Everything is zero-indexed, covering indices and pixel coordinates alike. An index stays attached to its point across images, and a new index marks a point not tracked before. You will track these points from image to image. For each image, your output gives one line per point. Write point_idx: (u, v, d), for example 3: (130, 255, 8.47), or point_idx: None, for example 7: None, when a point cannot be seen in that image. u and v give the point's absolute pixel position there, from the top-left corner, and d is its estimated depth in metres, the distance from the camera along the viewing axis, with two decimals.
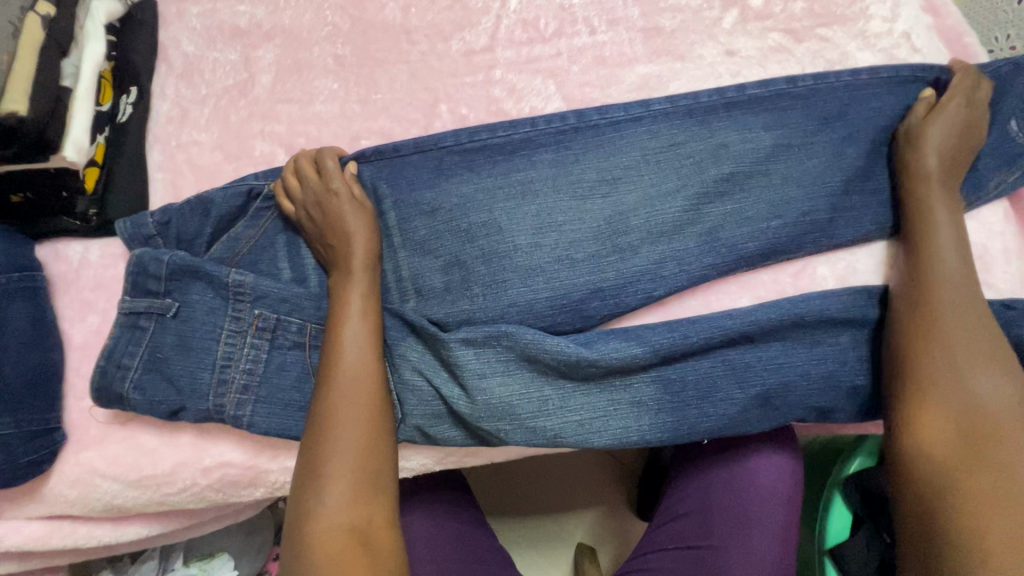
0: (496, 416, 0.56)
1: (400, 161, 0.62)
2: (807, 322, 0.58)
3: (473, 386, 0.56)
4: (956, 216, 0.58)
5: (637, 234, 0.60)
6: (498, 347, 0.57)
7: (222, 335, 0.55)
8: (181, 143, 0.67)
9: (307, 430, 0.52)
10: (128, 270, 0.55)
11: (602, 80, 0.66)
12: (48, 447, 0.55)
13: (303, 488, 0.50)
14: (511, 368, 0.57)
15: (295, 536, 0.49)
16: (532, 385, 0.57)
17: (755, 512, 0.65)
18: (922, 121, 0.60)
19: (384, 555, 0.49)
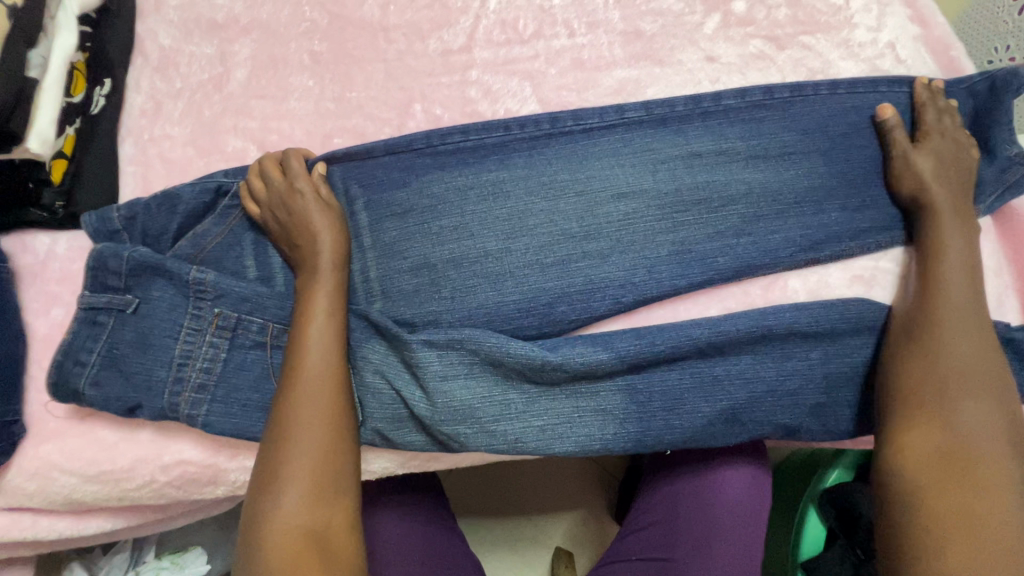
0: (457, 420, 0.53)
1: (370, 163, 0.61)
2: (776, 337, 0.57)
3: (435, 389, 0.53)
4: (969, 232, 0.57)
5: (608, 239, 0.59)
6: (462, 350, 0.54)
7: (181, 333, 0.54)
8: (154, 137, 0.66)
9: (267, 431, 0.52)
10: (87, 264, 0.55)
11: (579, 83, 0.65)
12: (6, 440, 0.55)
13: (260, 490, 0.49)
14: (474, 371, 0.54)
15: (250, 538, 0.48)
16: (495, 390, 0.54)
17: (721, 525, 0.65)
18: (910, 150, 0.60)
19: (339, 560, 0.48)
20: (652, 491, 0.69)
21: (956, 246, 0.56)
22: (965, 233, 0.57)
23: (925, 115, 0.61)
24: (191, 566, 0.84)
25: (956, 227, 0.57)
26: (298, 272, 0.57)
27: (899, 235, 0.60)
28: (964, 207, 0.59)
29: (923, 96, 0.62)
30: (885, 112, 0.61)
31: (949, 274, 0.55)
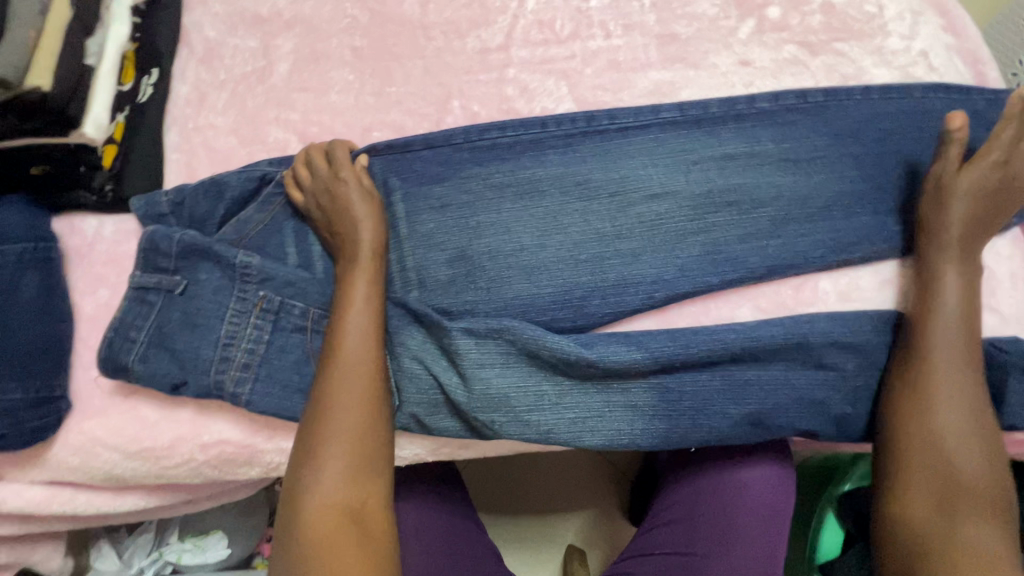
0: (492, 408, 0.55)
1: (409, 156, 0.63)
2: (810, 340, 0.57)
3: (473, 376, 0.55)
4: (970, 276, 0.57)
5: (640, 238, 0.60)
6: (499, 340, 0.55)
7: (227, 314, 0.56)
8: (198, 127, 0.68)
9: (307, 410, 0.53)
10: (140, 245, 0.57)
11: (614, 84, 0.66)
12: (53, 415, 0.56)
13: (300, 467, 0.51)
14: (510, 361, 0.56)
15: (289, 512, 0.50)
16: (529, 380, 0.55)
17: (743, 521, 0.65)
18: (958, 170, 0.58)
19: (376, 536, 0.50)
20: (670, 494, 0.70)
21: (953, 288, 0.56)
22: (965, 275, 0.57)
23: (1003, 135, 0.58)
24: (212, 549, 0.88)
25: (960, 261, 0.57)
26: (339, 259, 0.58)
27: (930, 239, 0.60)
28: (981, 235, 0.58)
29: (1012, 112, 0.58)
30: (953, 122, 0.58)
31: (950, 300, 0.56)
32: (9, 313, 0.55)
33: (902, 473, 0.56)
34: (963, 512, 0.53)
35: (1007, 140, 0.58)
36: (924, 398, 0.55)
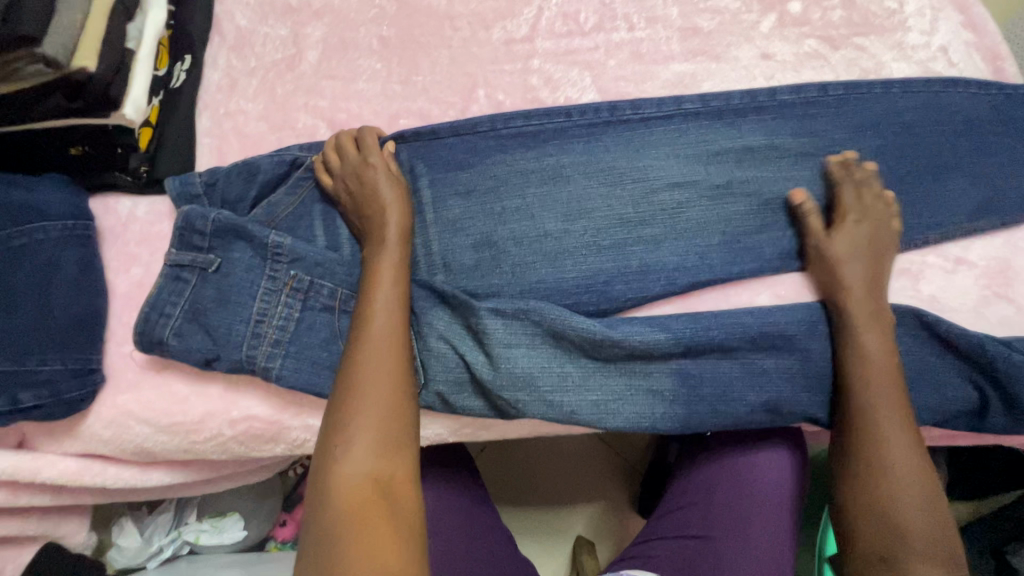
0: (516, 387, 0.56)
1: (436, 143, 0.65)
2: (823, 328, 0.59)
3: (499, 356, 0.56)
4: (886, 333, 0.56)
5: (662, 226, 0.61)
6: (525, 321, 0.57)
7: (259, 293, 0.58)
8: (229, 112, 0.69)
9: (335, 388, 0.54)
10: (176, 225, 0.59)
11: (637, 75, 0.67)
12: (89, 387, 0.57)
13: (328, 439, 0.51)
14: (535, 342, 0.57)
15: (317, 487, 0.49)
16: (554, 361, 0.57)
17: (757, 507, 0.67)
18: (826, 237, 0.59)
19: (405, 510, 0.49)
20: (684, 482, 0.71)
21: (876, 349, 0.55)
22: (881, 331, 0.56)
23: (843, 199, 0.60)
24: (229, 530, 0.89)
25: (879, 306, 0.57)
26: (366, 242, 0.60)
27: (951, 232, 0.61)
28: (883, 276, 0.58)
29: (838, 175, 0.61)
30: (797, 196, 0.60)
31: (873, 340, 0.56)
32: (49, 287, 0.56)
33: (851, 519, 0.55)
34: (913, 553, 0.51)
35: (852, 205, 0.60)
36: (858, 451, 0.55)
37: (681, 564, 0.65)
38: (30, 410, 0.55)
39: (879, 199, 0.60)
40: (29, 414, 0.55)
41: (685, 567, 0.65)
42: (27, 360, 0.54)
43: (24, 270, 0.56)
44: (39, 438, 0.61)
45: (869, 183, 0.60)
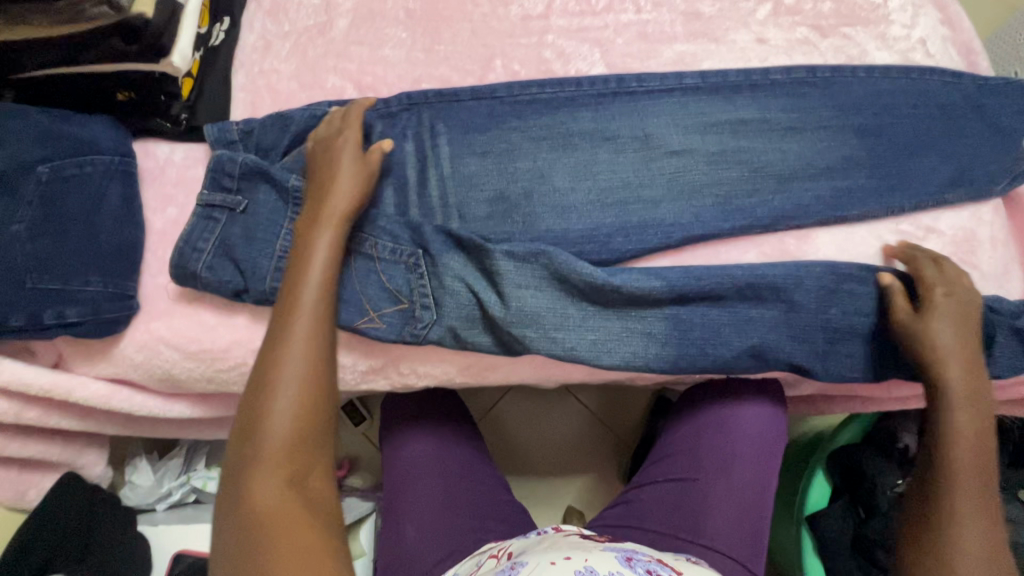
0: (524, 323, 0.61)
1: (456, 105, 0.70)
2: (807, 285, 0.63)
3: (510, 295, 0.61)
4: (979, 410, 0.61)
5: (661, 188, 0.67)
6: (536, 264, 0.62)
7: (282, 232, 0.63)
8: (263, 70, 0.74)
9: (256, 369, 0.53)
10: (208, 166, 0.64)
11: (642, 52, 0.73)
12: (125, 311, 0.62)
13: (247, 423, 0.51)
14: (543, 285, 0.62)
15: (234, 470, 0.49)
16: (558, 303, 0.62)
17: (739, 454, 0.72)
18: (921, 318, 0.62)
19: (317, 497, 0.49)
20: (672, 433, 0.76)
21: (965, 424, 0.60)
22: (971, 412, 0.61)
23: (928, 273, 0.62)
24: None
25: (966, 387, 0.61)
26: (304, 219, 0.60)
27: (922, 204, 0.67)
28: (975, 359, 0.62)
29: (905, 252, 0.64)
30: (882, 278, 0.64)
31: (959, 416, 0.61)
32: (96, 215, 0.61)
33: None
34: None
35: (938, 279, 0.62)
36: (934, 520, 0.59)
37: (669, 507, 0.71)
38: (73, 326, 0.59)
39: (966, 280, 0.63)
40: (72, 329, 0.59)
41: (673, 509, 0.70)
42: (73, 280, 0.59)
43: (75, 198, 0.61)
44: (74, 360, 0.65)
45: (945, 261, 0.63)
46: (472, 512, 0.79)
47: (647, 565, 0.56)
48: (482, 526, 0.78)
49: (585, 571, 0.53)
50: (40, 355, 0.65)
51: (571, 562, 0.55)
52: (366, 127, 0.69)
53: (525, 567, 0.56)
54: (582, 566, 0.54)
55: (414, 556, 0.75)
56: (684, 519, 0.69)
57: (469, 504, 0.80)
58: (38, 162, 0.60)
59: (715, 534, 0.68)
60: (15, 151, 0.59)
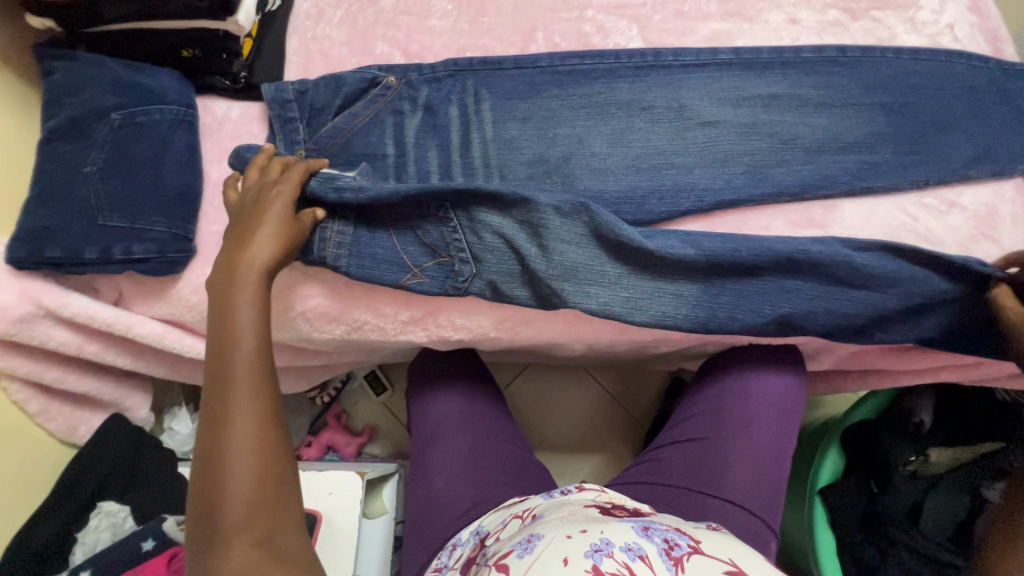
0: (562, 276, 0.64)
1: (500, 73, 0.74)
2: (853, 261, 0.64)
3: (552, 248, 0.64)
4: None
5: (694, 156, 0.70)
6: (579, 220, 0.65)
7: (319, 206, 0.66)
8: (316, 36, 0.78)
9: (201, 436, 0.50)
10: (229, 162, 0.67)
11: (678, 30, 0.76)
12: (185, 252, 0.65)
13: (202, 494, 0.48)
14: (583, 242, 0.65)
15: (201, 544, 0.46)
16: (596, 258, 0.65)
17: (757, 416, 0.76)
18: None
19: (288, 546, 0.47)
20: (693, 398, 0.80)
21: None
22: None
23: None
24: None
25: None
26: (220, 278, 0.57)
27: (946, 179, 0.69)
28: None
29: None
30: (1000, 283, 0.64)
31: None
32: (161, 160, 0.65)
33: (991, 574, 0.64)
34: None
35: None
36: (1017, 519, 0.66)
37: (689, 463, 0.74)
38: (138, 261, 0.63)
39: None
40: (137, 264, 0.63)
41: (692, 465, 0.74)
42: (142, 219, 0.63)
43: (143, 144, 0.65)
44: (133, 298, 0.69)
45: None
46: (497, 467, 0.82)
47: (665, 535, 0.51)
48: (507, 482, 0.80)
49: (601, 543, 0.48)
50: (103, 292, 0.69)
51: (587, 535, 0.49)
52: (413, 91, 0.73)
53: (540, 541, 0.50)
54: (598, 538, 0.48)
55: (440, 505, 0.78)
56: (702, 474, 0.73)
57: (494, 460, 0.82)
58: (111, 109, 0.65)
59: (731, 487, 0.71)
60: (88, 95, 0.65)
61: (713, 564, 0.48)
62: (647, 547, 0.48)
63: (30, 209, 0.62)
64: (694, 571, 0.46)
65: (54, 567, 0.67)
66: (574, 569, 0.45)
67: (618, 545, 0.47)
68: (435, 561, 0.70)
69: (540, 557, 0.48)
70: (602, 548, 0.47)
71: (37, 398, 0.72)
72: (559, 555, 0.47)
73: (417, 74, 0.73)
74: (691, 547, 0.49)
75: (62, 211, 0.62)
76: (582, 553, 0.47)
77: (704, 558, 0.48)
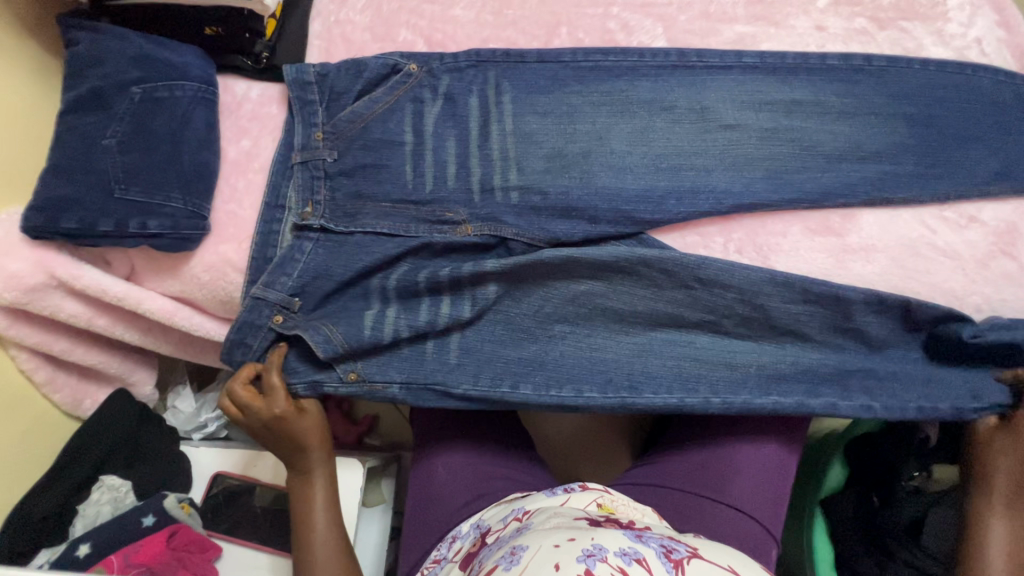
0: (555, 365, 0.69)
1: (522, 67, 0.73)
2: (840, 372, 0.68)
3: (555, 343, 0.69)
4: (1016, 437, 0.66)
5: (714, 158, 0.69)
6: (562, 389, 0.68)
7: (317, 325, 0.66)
8: (338, 20, 0.78)
9: None
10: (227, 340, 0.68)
11: (703, 31, 0.75)
12: (198, 230, 0.65)
13: None
14: (582, 348, 0.69)
15: None
16: (593, 359, 0.69)
17: (764, 425, 0.75)
18: (991, 437, 0.68)
19: None
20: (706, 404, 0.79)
21: (1003, 467, 0.67)
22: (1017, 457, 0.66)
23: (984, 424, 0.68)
24: None
25: (1007, 456, 0.67)
26: (293, 472, 0.69)
27: (965, 193, 0.69)
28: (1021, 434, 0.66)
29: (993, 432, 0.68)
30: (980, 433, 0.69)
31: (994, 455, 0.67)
32: (180, 136, 0.65)
33: None
34: None
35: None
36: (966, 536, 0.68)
37: (695, 470, 0.74)
38: (154, 237, 0.64)
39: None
40: (151, 239, 0.64)
41: (698, 473, 0.74)
42: (157, 194, 0.63)
43: (163, 119, 0.65)
44: (145, 274, 0.69)
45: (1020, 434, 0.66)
46: (501, 462, 0.82)
47: (662, 541, 0.50)
48: (509, 477, 0.80)
49: (594, 548, 0.47)
50: (115, 266, 0.69)
51: (577, 542, 0.48)
52: (434, 80, 0.73)
53: (526, 553, 0.49)
54: (590, 544, 0.47)
55: (442, 496, 0.78)
56: (706, 479, 0.73)
57: (498, 454, 0.83)
58: (133, 82, 0.65)
59: (735, 493, 0.72)
60: (111, 68, 0.65)
61: (712, 570, 0.47)
62: (644, 550, 0.48)
63: (48, 178, 0.62)
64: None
65: (54, 536, 0.68)
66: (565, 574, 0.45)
67: (612, 550, 0.47)
68: (433, 554, 0.70)
69: (529, 567, 0.47)
70: (596, 552, 0.46)
71: (44, 367, 0.71)
72: (550, 561, 0.47)
73: (438, 63, 0.73)
74: (690, 552, 0.49)
75: (79, 182, 0.62)
76: (574, 558, 0.46)
77: (705, 562, 0.48)
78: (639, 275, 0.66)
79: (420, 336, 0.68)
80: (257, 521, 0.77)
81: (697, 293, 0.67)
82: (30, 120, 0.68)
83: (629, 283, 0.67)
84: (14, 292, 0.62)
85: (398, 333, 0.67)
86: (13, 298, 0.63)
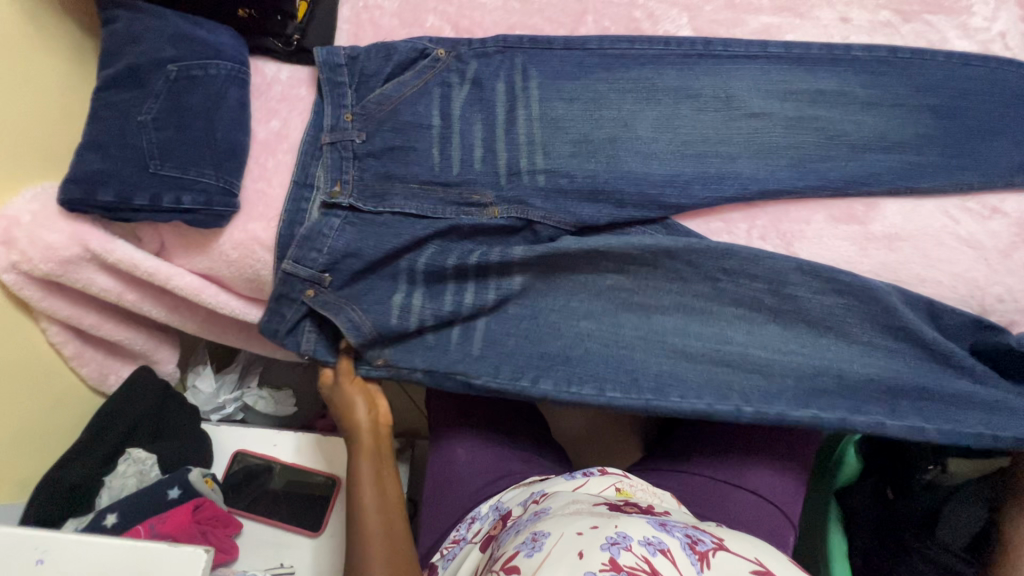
0: (581, 362, 0.68)
1: (549, 53, 0.74)
2: (870, 368, 0.66)
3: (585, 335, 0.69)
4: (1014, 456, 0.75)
5: (739, 145, 0.70)
6: (584, 388, 0.67)
7: (346, 309, 0.70)
8: (367, 6, 0.79)
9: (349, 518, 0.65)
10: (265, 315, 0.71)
11: (728, 21, 0.76)
12: (228, 207, 0.66)
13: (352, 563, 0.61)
14: (612, 352, 0.69)
15: None
16: (618, 360, 0.68)
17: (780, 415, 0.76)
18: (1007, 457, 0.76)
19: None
20: None
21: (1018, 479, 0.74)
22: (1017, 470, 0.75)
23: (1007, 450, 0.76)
24: (282, 403, 0.94)
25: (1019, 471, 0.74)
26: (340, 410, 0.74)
27: (989, 184, 0.69)
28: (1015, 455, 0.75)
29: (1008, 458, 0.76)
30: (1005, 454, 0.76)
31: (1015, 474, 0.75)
32: (213, 114, 0.66)
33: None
34: None
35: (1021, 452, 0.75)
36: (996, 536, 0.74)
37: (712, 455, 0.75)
38: (187, 212, 0.64)
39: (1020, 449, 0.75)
40: (184, 214, 0.65)
41: (715, 457, 0.75)
42: (191, 170, 0.64)
43: (197, 97, 0.66)
44: (175, 250, 0.70)
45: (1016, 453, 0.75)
46: (518, 446, 0.82)
47: (686, 531, 0.50)
48: (530, 462, 0.81)
49: (618, 537, 0.47)
50: (146, 241, 0.70)
51: (600, 529, 0.48)
52: (461, 65, 0.74)
53: (548, 540, 0.49)
54: (614, 532, 0.47)
55: (462, 475, 0.79)
56: (726, 463, 0.74)
57: (517, 439, 0.83)
58: (169, 61, 0.66)
59: (754, 478, 0.73)
60: (147, 46, 0.66)
61: (739, 561, 0.47)
62: (668, 541, 0.48)
63: (85, 152, 0.64)
64: (719, 568, 0.46)
65: (81, 507, 0.69)
66: (589, 562, 0.45)
67: (636, 539, 0.47)
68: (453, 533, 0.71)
69: (551, 555, 0.47)
70: (620, 541, 0.46)
71: (72, 341, 0.72)
72: (572, 549, 0.47)
73: (466, 48, 0.73)
74: (716, 543, 0.49)
75: (115, 157, 0.63)
76: (598, 546, 0.46)
77: (731, 554, 0.47)
78: (663, 267, 0.68)
79: (444, 323, 0.70)
80: (276, 500, 0.78)
81: (723, 285, 0.68)
82: (65, 96, 0.69)
83: (654, 275, 0.68)
84: (50, 264, 0.63)
85: (424, 322, 0.69)
86: (48, 270, 0.64)
